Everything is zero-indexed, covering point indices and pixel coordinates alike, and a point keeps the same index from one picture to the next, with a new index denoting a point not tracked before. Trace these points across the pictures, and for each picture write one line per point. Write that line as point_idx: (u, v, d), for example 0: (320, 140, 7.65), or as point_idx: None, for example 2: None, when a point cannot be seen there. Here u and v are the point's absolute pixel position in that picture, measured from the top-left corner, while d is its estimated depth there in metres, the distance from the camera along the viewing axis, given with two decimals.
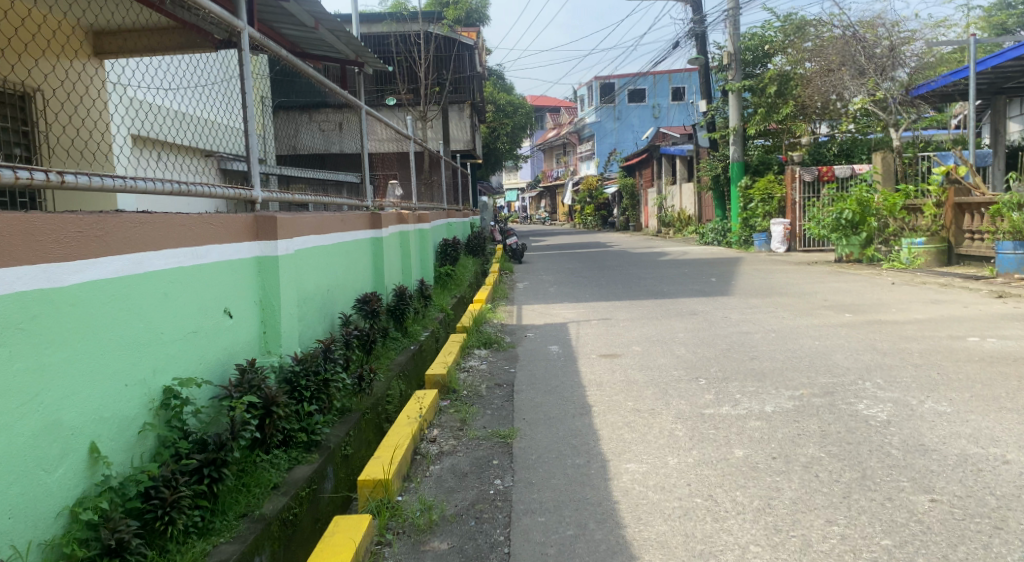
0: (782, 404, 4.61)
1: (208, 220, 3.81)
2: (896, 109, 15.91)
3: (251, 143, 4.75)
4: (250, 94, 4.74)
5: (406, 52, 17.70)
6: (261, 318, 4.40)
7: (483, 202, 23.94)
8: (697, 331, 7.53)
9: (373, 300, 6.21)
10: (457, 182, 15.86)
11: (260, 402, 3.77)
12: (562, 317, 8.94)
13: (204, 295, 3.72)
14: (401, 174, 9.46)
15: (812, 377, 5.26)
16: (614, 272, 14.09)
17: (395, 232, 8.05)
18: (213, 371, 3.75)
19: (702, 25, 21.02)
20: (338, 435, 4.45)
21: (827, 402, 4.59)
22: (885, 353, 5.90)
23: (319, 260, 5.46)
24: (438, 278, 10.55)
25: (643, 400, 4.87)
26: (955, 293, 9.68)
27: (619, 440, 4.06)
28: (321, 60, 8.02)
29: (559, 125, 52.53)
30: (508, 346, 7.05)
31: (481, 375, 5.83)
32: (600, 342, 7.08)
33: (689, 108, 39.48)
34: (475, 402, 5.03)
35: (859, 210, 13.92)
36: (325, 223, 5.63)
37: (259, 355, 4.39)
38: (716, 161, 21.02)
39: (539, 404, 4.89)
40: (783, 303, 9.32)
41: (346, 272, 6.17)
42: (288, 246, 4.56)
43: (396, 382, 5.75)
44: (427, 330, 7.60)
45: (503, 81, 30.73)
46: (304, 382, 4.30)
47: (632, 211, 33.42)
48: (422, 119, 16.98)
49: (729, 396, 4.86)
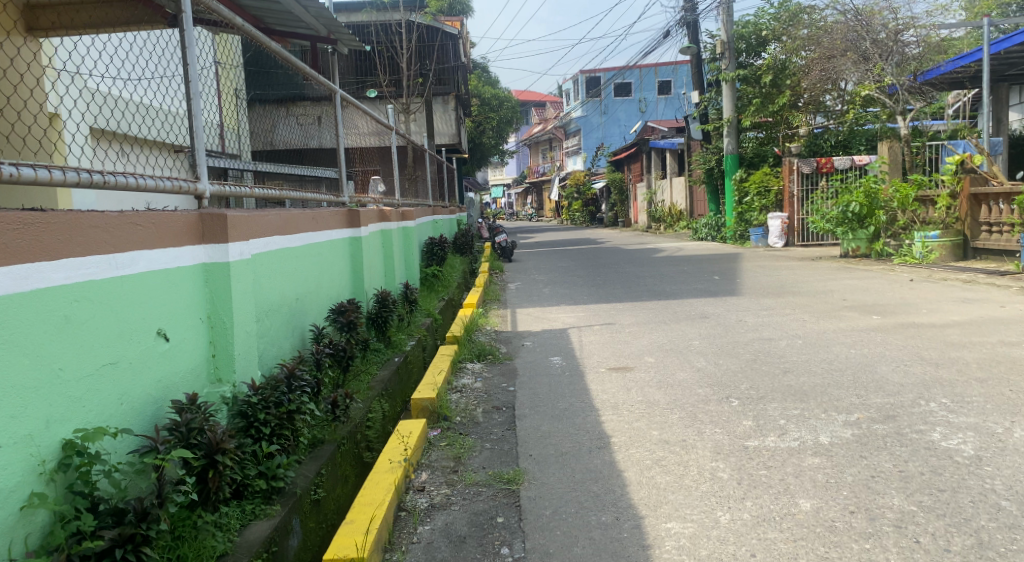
0: (840, 434, 3.86)
1: (133, 220, 3.00)
2: (904, 96, 15.22)
3: (196, 126, 3.91)
4: (192, 69, 3.88)
5: (388, 42, 16.80)
6: (210, 338, 3.59)
7: (469, 198, 22.98)
8: (713, 336, 6.78)
9: (350, 310, 5.40)
10: (442, 178, 15.03)
11: (201, 450, 2.96)
12: (561, 322, 8.17)
13: (127, 316, 2.92)
14: (383, 170, 8.68)
15: (863, 397, 4.52)
16: (610, 271, 13.29)
17: (376, 231, 7.24)
18: (140, 412, 2.95)
19: (694, 13, 20.23)
20: (305, 477, 3.65)
21: (891, 430, 3.86)
22: (938, 366, 5.20)
23: (284, 265, 4.64)
24: (424, 280, 9.78)
25: (670, 428, 4.09)
26: (983, 290, 9.02)
27: (651, 487, 3.28)
28: (289, 38, 7.30)
29: (545, 120, 51.68)
30: (504, 358, 6.27)
31: (476, 396, 5.03)
32: (608, 353, 6.31)
33: (677, 102, 38.92)
34: (471, 433, 4.25)
35: (867, 202, 13.21)
36: (292, 222, 4.82)
37: (207, 386, 3.57)
38: (709, 154, 20.19)
39: (547, 434, 4.11)
40: (799, 303, 8.62)
41: (320, 277, 5.38)
42: (244, 249, 3.73)
43: (378, 403, 4.96)
44: (412, 339, 6.81)
45: (487, 75, 29.86)
46: (265, 416, 3.51)
47: (620, 207, 32.61)
48: (405, 112, 16.14)
49: (774, 423, 4.10)
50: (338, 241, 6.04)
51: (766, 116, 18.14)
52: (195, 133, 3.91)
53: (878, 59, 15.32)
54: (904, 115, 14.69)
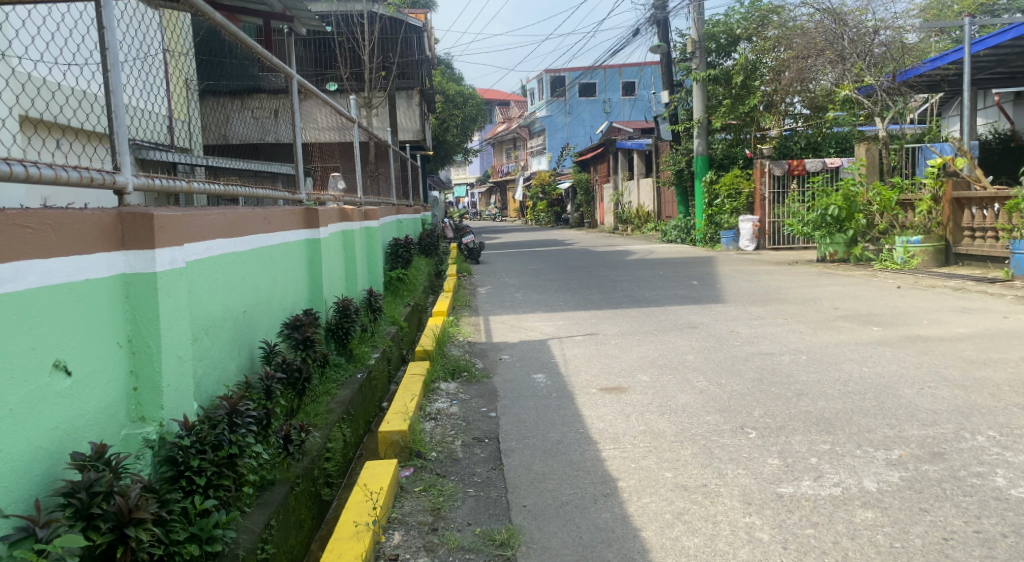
0: (886, 477, 3.29)
1: (23, 228, 2.35)
2: (881, 98, 14.82)
3: (116, 105, 3.15)
4: (111, 34, 3.11)
5: (349, 33, 15.94)
6: (131, 366, 2.90)
7: (433, 197, 22.19)
8: (708, 351, 6.19)
9: (307, 323, 4.66)
10: (406, 176, 14.28)
11: (109, 521, 2.30)
12: (539, 332, 7.51)
13: (3, 350, 2.28)
14: (345, 168, 7.98)
15: (898, 428, 3.96)
16: (582, 275, 12.69)
17: (337, 232, 6.55)
18: (15, 475, 2.29)
19: (664, 11, 19.74)
20: (250, 536, 2.97)
21: (944, 473, 3.30)
22: (967, 389, 4.68)
23: (228, 271, 3.95)
24: (388, 283, 9.16)
25: (685, 469, 3.50)
26: (978, 299, 8.63)
27: (678, 555, 2.73)
28: (241, 14, 6.91)
29: (508, 118, 50.80)
30: (481, 376, 5.61)
31: (453, 424, 4.38)
32: (597, 369, 5.68)
33: (642, 103, 38.52)
34: (451, 474, 3.61)
35: (846, 205, 12.76)
36: (239, 222, 4.12)
37: (127, 425, 2.88)
38: (679, 155, 19.66)
39: (542, 476, 3.49)
40: (790, 312, 8.09)
41: (272, 285, 4.70)
42: (176, 256, 3.04)
43: (338, 432, 4.28)
44: (376, 351, 6.15)
45: (451, 71, 29.19)
46: (200, 463, 2.85)
47: (586, 207, 32.09)
48: (368, 107, 15.39)
49: (807, 463, 3.52)
50: (294, 243, 5.35)
51: (735, 118, 17.61)
52: (114, 113, 3.16)
53: (856, 58, 14.87)
54: (882, 116, 14.28)
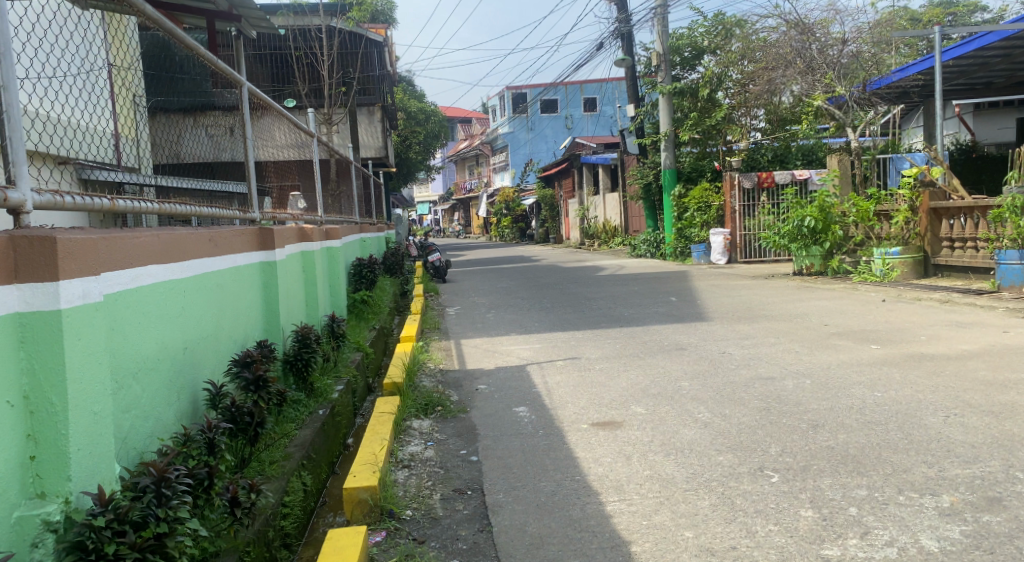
0: (947, 533, 2.82)
1: None
2: (852, 108, 14.56)
3: (10, 103, 2.56)
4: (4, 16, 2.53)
5: (306, 47, 15.37)
6: (28, 429, 2.40)
7: (396, 215, 21.57)
8: (703, 376, 5.69)
9: (258, 358, 4.07)
10: (369, 194, 13.71)
11: None
12: (516, 358, 6.97)
13: None
14: (303, 186, 7.40)
15: (938, 467, 3.48)
16: (555, 293, 12.18)
17: (296, 252, 5.97)
18: None
19: (628, 24, 19.42)
20: None
21: (1011, 527, 2.82)
22: (999, 416, 4.23)
23: (164, 304, 3.38)
24: (352, 306, 8.60)
25: (709, 527, 3.01)
26: (972, 313, 8.25)
27: None
28: (183, 13, 6.73)
29: (471, 135, 50.32)
30: (458, 411, 5.05)
31: (430, 473, 3.84)
32: (586, 400, 5.16)
33: (602, 118, 37.84)
34: (430, 542, 3.08)
35: (822, 217, 12.38)
36: (178, 246, 3.54)
37: (20, 505, 2.37)
38: (646, 168, 19.28)
39: (540, 540, 3.02)
40: (780, 329, 7.65)
41: (220, 315, 4.11)
42: (83, 291, 2.49)
43: (295, 486, 3.70)
44: (340, 383, 5.57)
45: (411, 87, 28.68)
46: (117, 550, 2.34)
47: (552, 223, 31.66)
48: (327, 123, 14.78)
49: (847, 516, 3.02)
50: (246, 268, 4.75)
51: (702, 131, 17.32)
52: (10, 115, 2.58)
53: (825, 68, 14.50)
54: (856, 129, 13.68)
